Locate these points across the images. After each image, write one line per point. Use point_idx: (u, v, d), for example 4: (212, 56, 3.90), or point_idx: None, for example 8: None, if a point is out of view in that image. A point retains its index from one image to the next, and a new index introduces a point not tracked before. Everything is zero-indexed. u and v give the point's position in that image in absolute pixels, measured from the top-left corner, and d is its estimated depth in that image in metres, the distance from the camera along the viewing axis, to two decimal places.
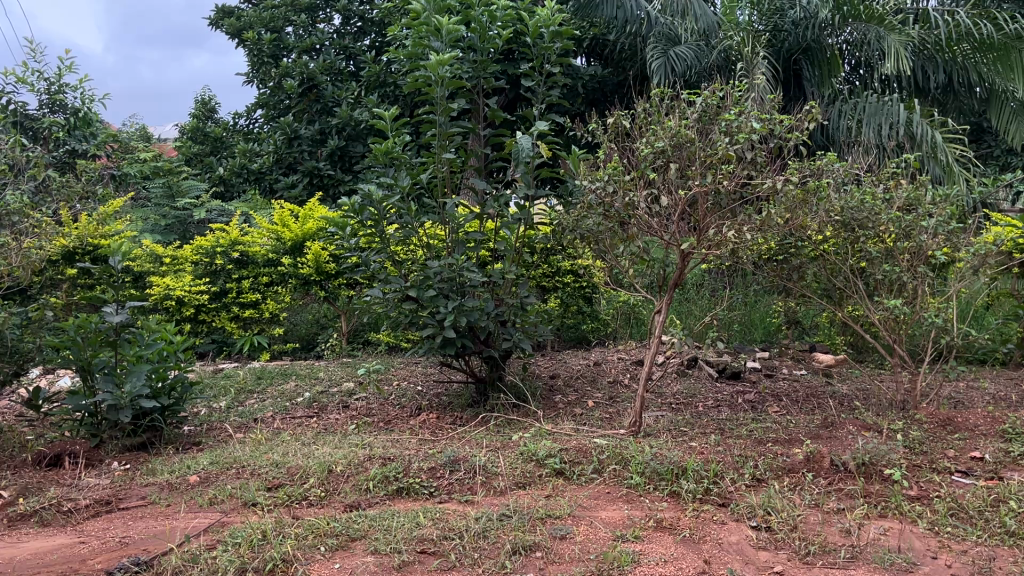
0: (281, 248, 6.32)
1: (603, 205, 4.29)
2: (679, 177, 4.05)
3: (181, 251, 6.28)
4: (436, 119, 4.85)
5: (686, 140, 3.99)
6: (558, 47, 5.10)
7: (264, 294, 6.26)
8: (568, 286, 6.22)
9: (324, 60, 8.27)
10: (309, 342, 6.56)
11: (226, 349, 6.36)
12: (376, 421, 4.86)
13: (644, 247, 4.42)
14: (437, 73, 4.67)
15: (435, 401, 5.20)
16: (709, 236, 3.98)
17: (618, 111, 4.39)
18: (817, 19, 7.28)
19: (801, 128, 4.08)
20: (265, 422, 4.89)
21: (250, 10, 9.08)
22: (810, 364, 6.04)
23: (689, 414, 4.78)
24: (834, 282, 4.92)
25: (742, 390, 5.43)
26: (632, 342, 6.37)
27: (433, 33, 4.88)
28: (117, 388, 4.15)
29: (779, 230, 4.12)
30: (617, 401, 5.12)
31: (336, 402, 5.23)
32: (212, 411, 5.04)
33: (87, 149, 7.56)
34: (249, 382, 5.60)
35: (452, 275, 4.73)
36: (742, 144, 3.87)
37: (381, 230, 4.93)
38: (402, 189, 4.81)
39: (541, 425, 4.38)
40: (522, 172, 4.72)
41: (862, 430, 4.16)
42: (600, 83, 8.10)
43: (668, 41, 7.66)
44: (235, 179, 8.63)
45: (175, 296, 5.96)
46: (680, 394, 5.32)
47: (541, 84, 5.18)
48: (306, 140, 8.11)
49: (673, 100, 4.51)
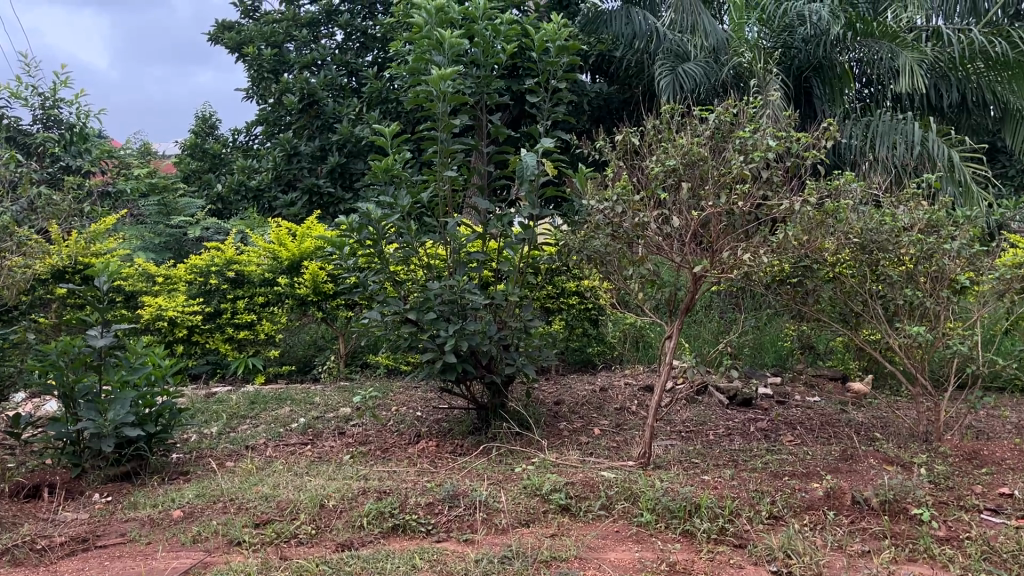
0: (279, 267, 6.14)
1: (611, 225, 4.11)
2: (691, 197, 3.86)
3: (174, 269, 6.13)
4: (437, 135, 4.69)
5: (699, 159, 3.82)
6: (565, 62, 4.94)
7: (260, 314, 6.08)
8: (573, 307, 6.01)
9: (325, 76, 8.14)
10: (306, 365, 6.36)
11: (220, 370, 6.16)
12: (373, 449, 4.66)
13: (654, 270, 4.23)
14: (438, 88, 4.51)
15: (435, 428, 5.00)
16: (723, 259, 3.79)
17: (627, 127, 4.20)
18: (829, 36, 7.12)
19: (819, 146, 3.90)
20: (257, 450, 4.69)
21: (250, 25, 8.94)
22: (823, 391, 5.83)
23: (700, 444, 4.57)
24: (850, 306, 4.73)
25: (754, 417, 5.23)
26: (640, 365, 6.16)
27: (435, 47, 4.72)
28: (100, 416, 3.94)
29: (795, 252, 3.93)
30: (625, 429, 4.92)
31: (332, 428, 5.04)
32: (203, 438, 4.85)
33: (82, 166, 7.43)
34: (241, 407, 5.40)
35: (452, 297, 4.55)
36: (758, 163, 3.70)
37: (381, 249, 4.74)
38: (402, 209, 4.64)
39: (545, 456, 4.17)
40: (526, 190, 4.55)
41: (884, 464, 3.94)
42: (605, 101, 7.91)
43: (677, 59, 7.51)
44: (233, 196, 8.47)
45: (168, 317, 5.78)
46: (690, 421, 5.12)
47: (547, 100, 5.01)
48: (306, 157, 7.95)
49: (685, 117, 4.33)
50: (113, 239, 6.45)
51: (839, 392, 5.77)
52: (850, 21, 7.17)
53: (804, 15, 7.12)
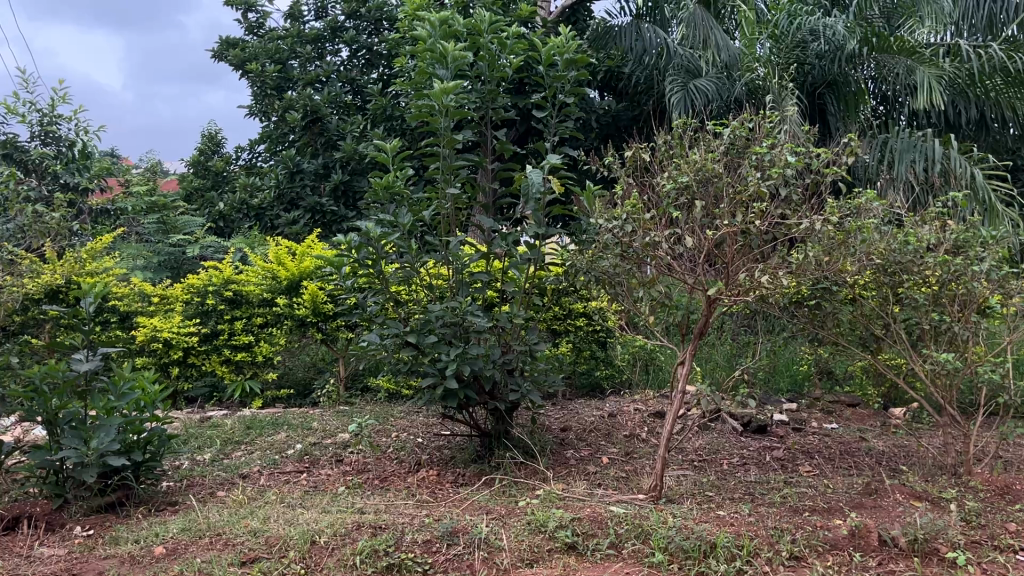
0: (277, 287, 5.97)
1: (620, 245, 3.92)
2: (705, 216, 3.67)
3: (171, 289, 5.96)
4: (440, 151, 4.51)
5: (712, 175, 3.63)
6: (573, 76, 4.77)
7: (258, 336, 5.90)
8: (580, 329, 5.79)
9: (328, 92, 8.01)
10: (304, 388, 6.15)
11: (217, 394, 5.98)
12: (371, 478, 4.46)
13: (666, 292, 4.03)
14: (441, 102, 4.34)
15: (436, 456, 4.80)
16: (739, 281, 3.59)
17: (637, 143, 4.03)
18: (844, 51, 6.93)
19: (840, 162, 3.70)
20: (250, 479, 4.49)
21: (255, 41, 8.83)
22: (841, 417, 5.64)
23: (714, 476, 4.36)
24: (871, 330, 4.50)
25: (770, 446, 5.03)
26: (650, 390, 5.94)
27: (438, 60, 4.55)
28: (84, 444, 3.73)
29: (814, 274, 3.73)
30: (634, 458, 4.72)
31: (329, 455, 4.84)
32: (195, 465, 4.66)
33: (80, 183, 7.29)
34: (236, 433, 5.20)
35: (455, 319, 4.35)
36: (776, 180, 3.50)
37: (380, 270, 4.55)
38: (403, 227, 4.45)
39: (550, 490, 3.96)
40: (532, 208, 4.36)
41: (911, 500, 3.71)
42: (614, 118, 7.66)
43: (688, 75, 7.35)
44: (235, 215, 8.33)
45: (163, 338, 5.61)
46: (703, 450, 4.92)
47: (554, 116, 4.83)
48: (309, 175, 7.81)
49: (697, 132, 4.15)
50: (109, 258, 6.30)
51: (857, 419, 5.57)
52: (867, 36, 6.95)
53: (818, 30, 6.93)
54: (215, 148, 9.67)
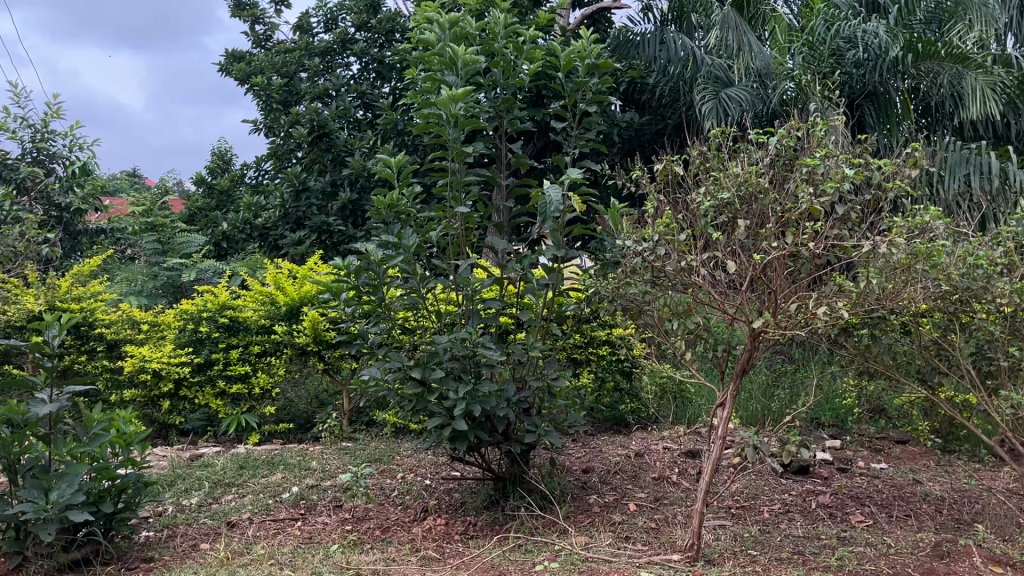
0: (276, 313, 5.53)
1: (651, 270, 3.47)
2: (749, 236, 3.21)
3: (162, 315, 5.56)
4: (448, 165, 4.06)
5: (755, 191, 3.18)
6: (595, 83, 4.33)
7: (255, 365, 5.48)
8: (604, 359, 5.44)
9: (336, 107, 7.63)
10: (306, 422, 5.73)
11: (212, 428, 5.59)
12: (371, 529, 4.03)
13: (703, 323, 3.57)
14: (448, 111, 3.90)
15: (445, 501, 4.36)
16: (790, 310, 3.11)
17: (669, 155, 3.59)
18: (886, 57, 6.53)
19: (904, 175, 3.23)
20: (238, 529, 4.06)
21: (261, 54, 8.46)
22: (890, 456, 5.20)
23: (756, 528, 3.89)
24: (932, 363, 4.01)
25: (815, 490, 4.56)
26: (680, 426, 5.45)
27: (447, 65, 4.12)
28: (44, 496, 3.32)
29: (875, 304, 3.26)
30: (665, 505, 4.25)
31: (328, 499, 4.42)
32: (179, 511, 4.24)
33: (73, 203, 7.29)
34: (227, 474, 4.76)
35: (465, 352, 3.87)
36: (832, 195, 3.04)
37: (381, 297, 4.11)
38: (408, 249, 4.00)
39: (573, 551, 3.51)
40: (551, 228, 3.91)
41: (990, 566, 3.25)
42: (637, 132, 7.17)
43: (719, 84, 6.93)
44: (239, 235, 7.82)
45: (152, 369, 5.23)
46: (741, 495, 4.44)
47: (575, 127, 4.40)
48: (315, 194, 7.43)
49: (736, 143, 3.69)
50: (98, 282, 5.91)
51: (909, 457, 5.20)
52: (911, 41, 6.49)
53: (856, 37, 6.59)
54: (224, 167, 9.34)
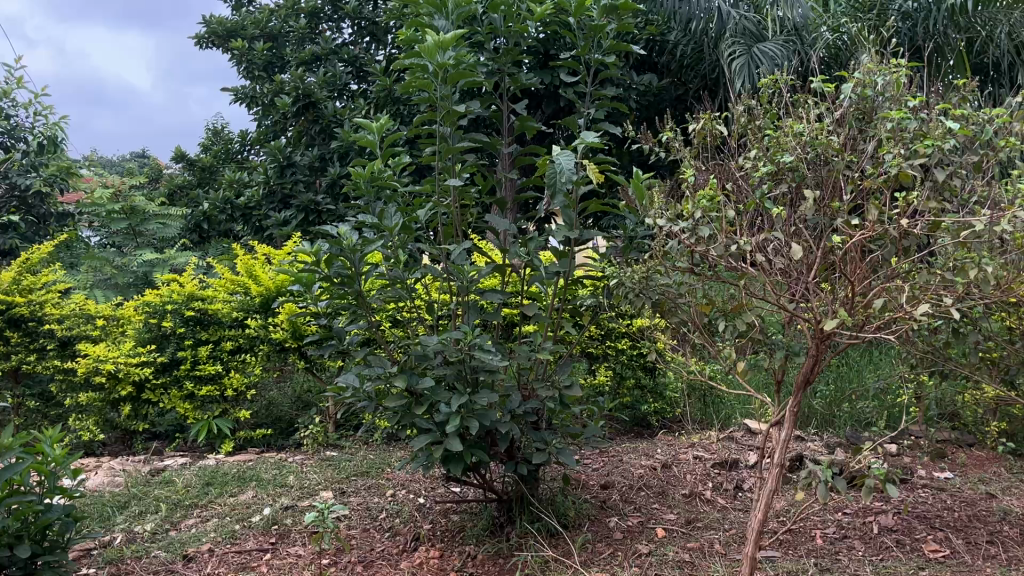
0: (250, 305, 4.88)
1: (688, 254, 2.78)
2: (816, 212, 2.52)
3: (122, 307, 4.91)
4: (436, 129, 3.36)
5: (824, 152, 2.48)
6: (613, 28, 3.62)
7: (228, 364, 4.84)
8: (623, 353, 4.79)
9: (325, 73, 6.91)
10: (288, 426, 5.12)
11: (181, 433, 4.96)
12: (353, 564, 3.39)
13: (752, 323, 2.88)
14: (435, 61, 3.18)
15: (442, 526, 3.71)
16: (872, 307, 2.40)
17: (707, 112, 2.89)
18: (942, 7, 5.97)
19: (1015, 131, 2.53)
20: (194, 565, 3.41)
21: (243, 16, 7.75)
22: (956, 464, 4.54)
23: (813, 564, 3.23)
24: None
25: (876, 507, 3.88)
26: (711, 430, 4.78)
27: (435, 8, 3.41)
28: None
29: (973, 299, 2.56)
30: (700, 529, 3.60)
31: (304, 525, 3.76)
32: (128, 540, 3.61)
33: (33, 183, 6.68)
34: (189, 493, 4.12)
35: (459, 355, 3.19)
36: (928, 156, 2.35)
37: (358, 289, 3.40)
38: (389, 232, 3.31)
39: None
40: (562, 204, 3.20)
41: None
42: (658, 97, 6.45)
43: (750, 39, 6.27)
44: (219, 216, 7.12)
45: (108, 371, 4.60)
46: (791, 516, 3.76)
47: (590, 82, 3.67)
48: (302, 168, 6.76)
49: (794, 95, 2.98)
50: (54, 273, 5.33)
51: (976, 465, 4.55)
52: None
53: None
54: (213, 142, 8.63)
